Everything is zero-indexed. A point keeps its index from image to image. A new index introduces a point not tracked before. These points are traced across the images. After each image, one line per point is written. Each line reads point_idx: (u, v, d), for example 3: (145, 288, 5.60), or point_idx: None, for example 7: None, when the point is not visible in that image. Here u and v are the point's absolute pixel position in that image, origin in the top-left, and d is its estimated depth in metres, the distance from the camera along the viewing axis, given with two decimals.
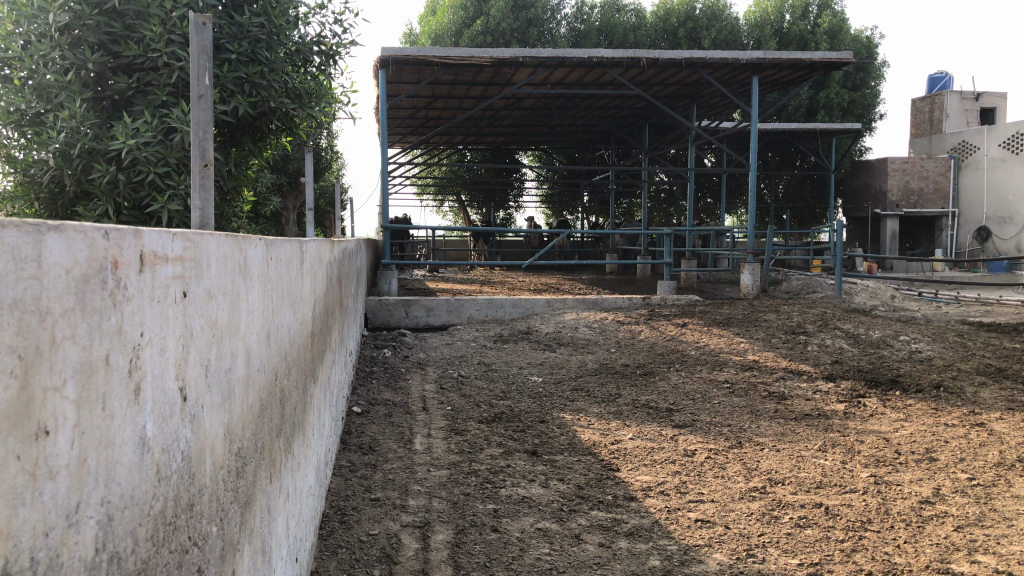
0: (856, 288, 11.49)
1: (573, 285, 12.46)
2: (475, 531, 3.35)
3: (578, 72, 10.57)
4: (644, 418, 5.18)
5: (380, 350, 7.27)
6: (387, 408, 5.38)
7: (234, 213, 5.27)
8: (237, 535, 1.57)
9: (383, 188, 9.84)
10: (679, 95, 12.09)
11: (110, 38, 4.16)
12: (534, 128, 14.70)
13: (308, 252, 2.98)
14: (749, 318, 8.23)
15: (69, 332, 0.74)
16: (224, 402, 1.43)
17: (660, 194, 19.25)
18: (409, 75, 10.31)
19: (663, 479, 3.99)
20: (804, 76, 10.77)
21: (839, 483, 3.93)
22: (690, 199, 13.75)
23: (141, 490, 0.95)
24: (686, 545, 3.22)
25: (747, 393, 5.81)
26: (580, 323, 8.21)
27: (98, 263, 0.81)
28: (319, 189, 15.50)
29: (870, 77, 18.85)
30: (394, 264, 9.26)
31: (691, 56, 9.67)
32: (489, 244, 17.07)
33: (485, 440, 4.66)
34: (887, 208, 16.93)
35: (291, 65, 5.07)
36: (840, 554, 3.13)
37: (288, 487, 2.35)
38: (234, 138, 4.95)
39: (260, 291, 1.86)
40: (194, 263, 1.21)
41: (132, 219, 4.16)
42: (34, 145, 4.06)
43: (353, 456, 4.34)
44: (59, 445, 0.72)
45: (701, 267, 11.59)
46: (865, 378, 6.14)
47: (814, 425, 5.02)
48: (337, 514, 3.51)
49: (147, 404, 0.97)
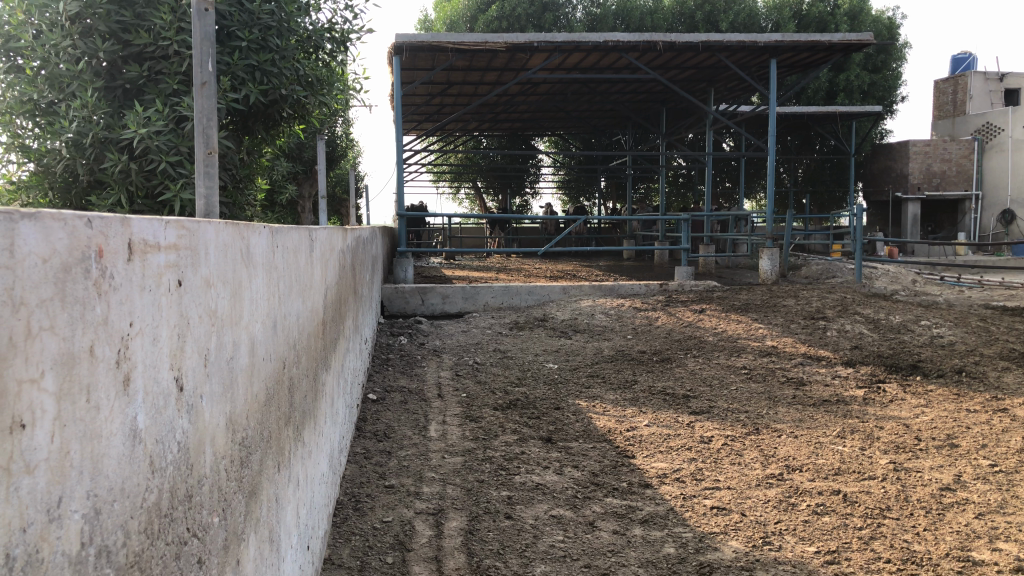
0: (877, 272, 11.38)
1: (590, 271, 12.41)
2: (488, 518, 3.34)
3: (593, 56, 10.49)
4: (660, 404, 5.15)
5: (396, 338, 7.27)
6: (403, 396, 5.38)
7: (248, 202, 5.26)
8: (243, 524, 1.56)
9: (399, 175, 9.82)
10: (696, 79, 11.97)
11: (121, 26, 4.15)
12: (551, 113, 14.62)
13: (318, 240, 2.97)
14: (767, 303, 8.16)
15: (48, 322, 0.72)
16: (226, 392, 1.41)
17: (678, 178, 19.10)
18: (424, 61, 10.26)
19: (679, 466, 3.96)
20: (823, 58, 10.62)
21: (858, 469, 3.89)
22: (708, 184, 13.61)
23: (133, 483, 0.93)
24: (701, 533, 3.19)
25: (765, 378, 5.77)
26: (596, 309, 8.17)
27: (80, 251, 0.79)
28: (335, 177, 15.50)
29: (890, 58, 18.59)
30: (410, 252, 9.24)
31: (708, 40, 9.53)
32: (505, 231, 17.04)
33: (500, 427, 4.64)
34: (908, 192, 16.74)
35: (303, 52, 5.04)
36: (859, 542, 3.09)
37: (299, 475, 2.34)
38: (246, 127, 4.95)
39: (265, 281, 1.85)
40: (191, 251, 1.20)
41: (145, 209, 4.16)
42: (47, 135, 4.08)
43: (368, 443, 4.34)
44: (36, 438, 0.70)
45: (720, 252, 11.48)
46: (885, 364, 6.07)
47: (833, 411, 4.98)
48: (351, 501, 3.51)
49: (138, 395, 0.95)
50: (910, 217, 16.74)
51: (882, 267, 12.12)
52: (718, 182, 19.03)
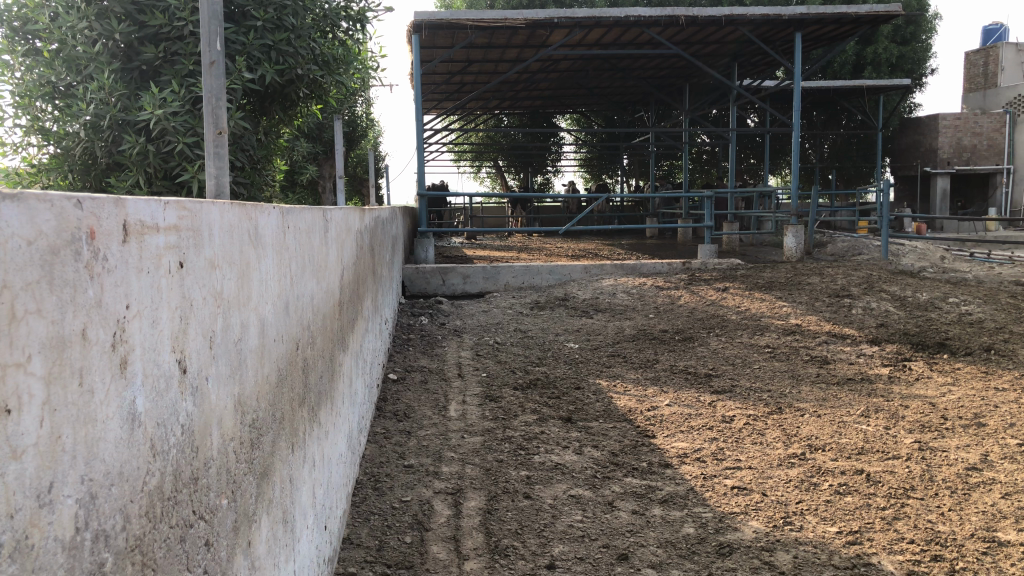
0: (904, 249, 11.22)
1: (613, 250, 12.34)
2: (507, 498, 3.33)
3: (614, 32, 10.38)
4: (681, 383, 5.12)
5: (418, 318, 7.29)
6: (423, 375, 5.40)
7: (267, 183, 5.27)
8: (255, 506, 1.56)
9: (419, 154, 9.80)
10: (719, 54, 11.81)
11: (137, 8, 4.15)
12: (572, 90, 14.51)
13: (333, 221, 2.97)
14: (791, 281, 8.07)
15: (35, 306, 0.71)
16: (234, 373, 1.41)
17: (701, 155, 18.91)
18: (443, 39, 10.20)
19: (700, 446, 3.93)
20: (850, 31, 10.42)
21: (882, 449, 3.84)
22: (733, 160, 13.44)
23: (132, 467, 0.93)
24: (722, 513, 3.17)
25: (789, 356, 5.72)
26: (618, 288, 8.12)
27: (69, 233, 0.77)
28: (356, 157, 15.51)
29: (919, 31, 18.24)
30: (431, 232, 9.23)
31: (731, 14, 9.38)
32: (527, 210, 17.01)
33: (520, 406, 4.64)
34: (937, 167, 16.47)
35: (319, 31, 5.02)
36: (882, 522, 3.05)
37: (315, 455, 2.35)
38: (263, 108, 4.94)
39: (276, 260, 1.84)
40: (192, 232, 1.18)
41: (163, 190, 4.18)
42: (65, 118, 4.11)
43: (388, 423, 4.35)
44: (24, 423, 0.69)
45: (744, 230, 11.36)
46: (911, 342, 5.99)
47: (857, 389, 4.92)
48: (371, 480, 3.53)
49: (137, 377, 0.94)
50: (939, 191, 16.56)
51: (909, 243, 11.94)
52: (742, 159, 18.82)
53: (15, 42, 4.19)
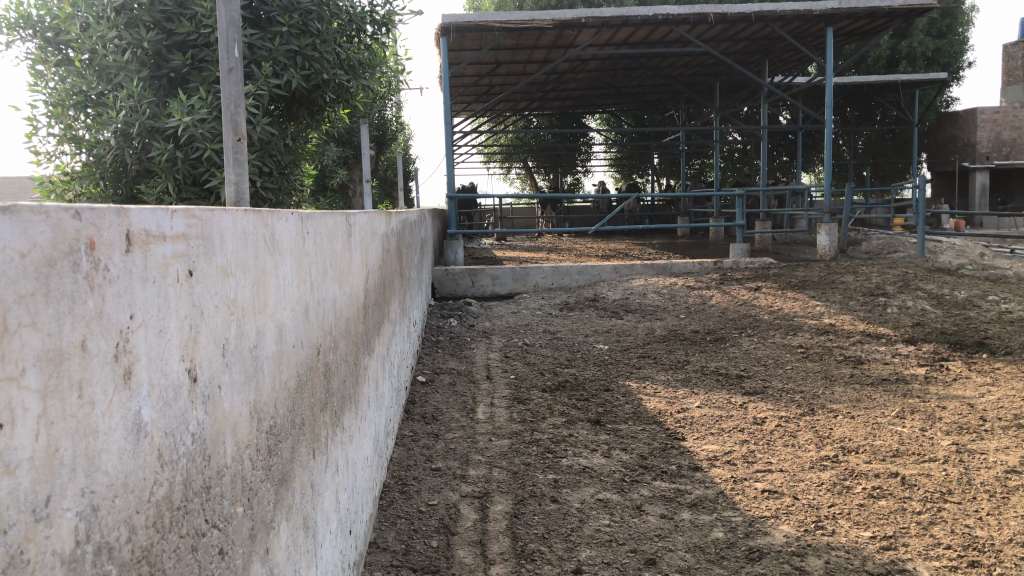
0: (942, 246, 11.01)
1: (644, 250, 12.25)
2: (534, 501, 3.31)
3: (643, 31, 10.30)
4: (712, 385, 5.06)
5: (447, 320, 7.28)
6: (452, 377, 5.39)
7: (295, 187, 5.30)
8: (272, 514, 1.55)
9: (448, 156, 9.81)
10: (750, 51, 11.68)
11: (165, 16, 4.19)
12: (602, 90, 14.45)
13: (357, 224, 2.97)
14: (824, 280, 7.94)
15: (29, 318, 0.71)
16: (249, 381, 1.40)
17: (733, 153, 18.74)
18: (471, 41, 10.21)
19: (730, 448, 3.88)
20: (883, 25, 10.25)
21: (917, 451, 3.76)
22: (765, 158, 13.27)
23: (138, 477, 0.92)
24: (752, 517, 3.11)
25: (822, 357, 5.62)
26: (648, 288, 8.06)
27: (66, 245, 0.78)
28: (386, 161, 15.58)
29: (956, 23, 17.93)
30: (460, 234, 9.23)
31: (761, 9, 9.26)
32: (557, 211, 16.97)
33: (548, 409, 4.61)
34: (976, 161, 16.16)
35: (345, 36, 5.05)
36: (917, 527, 2.98)
37: (338, 460, 2.34)
38: (291, 113, 4.97)
39: (295, 267, 1.83)
40: (202, 240, 1.18)
41: (192, 197, 4.23)
42: (97, 126, 4.18)
43: (416, 426, 4.35)
44: (18, 437, 0.69)
45: (776, 228, 11.21)
46: (949, 341, 5.86)
47: (892, 390, 4.82)
48: (398, 484, 3.52)
49: (143, 388, 0.94)
50: (977, 187, 16.45)
51: (947, 240, 11.70)
52: (774, 156, 18.63)
53: (48, 52, 4.29)
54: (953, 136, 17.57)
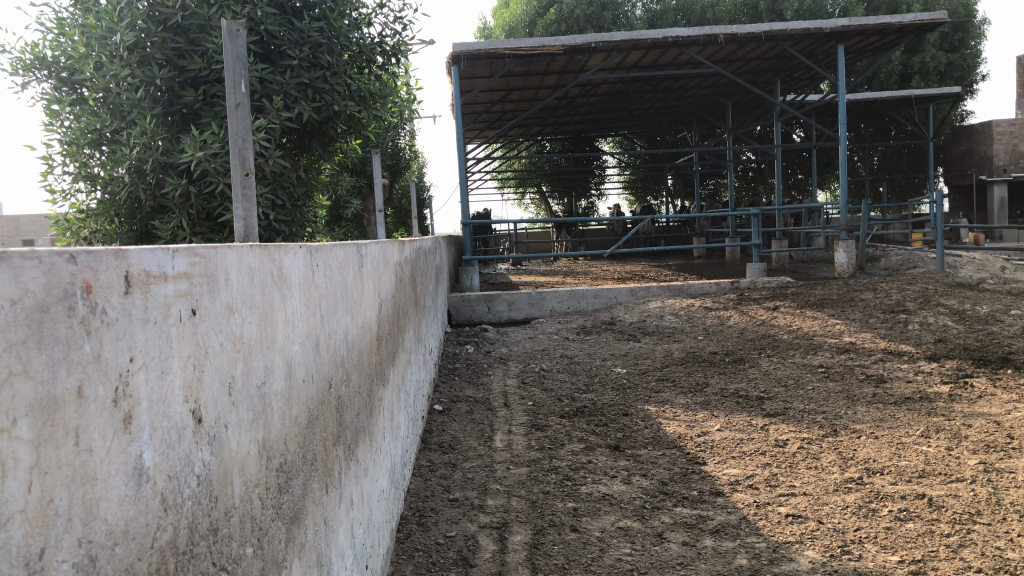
0: (962, 261, 10.89)
1: (660, 272, 12.18)
2: (553, 531, 3.26)
3: (652, 53, 10.34)
4: (733, 407, 4.99)
5: (463, 347, 7.26)
6: (469, 405, 5.36)
7: (309, 219, 5.32)
8: (283, 553, 1.52)
9: (463, 183, 9.83)
10: (762, 70, 11.68)
11: (177, 53, 4.25)
12: (614, 113, 14.49)
13: (369, 255, 2.96)
14: (844, 297, 7.86)
15: (20, 366, 0.71)
16: (256, 420, 1.38)
17: (748, 172, 18.69)
18: (482, 69, 10.29)
19: (752, 472, 3.81)
20: (894, 41, 10.23)
21: (943, 471, 3.68)
22: (781, 176, 13.17)
23: (140, 524, 0.90)
24: (776, 543, 3.05)
25: (843, 376, 5.54)
26: (665, 310, 8.00)
27: (60, 289, 0.77)
28: (400, 190, 15.64)
29: (968, 37, 17.91)
30: (475, 260, 9.21)
31: (771, 29, 9.25)
32: (572, 235, 16.96)
33: (567, 435, 4.56)
34: (993, 175, 16.04)
35: (355, 67, 5.11)
36: (946, 551, 2.90)
37: (353, 494, 2.31)
38: (303, 146, 5.02)
39: (304, 302, 1.82)
40: (206, 278, 1.17)
41: (206, 232, 4.28)
42: (111, 163, 4.24)
43: (433, 455, 4.31)
44: (8, 490, 0.68)
45: (793, 246, 11.11)
46: (973, 357, 5.77)
47: (916, 409, 4.73)
48: (415, 515, 3.48)
49: (144, 432, 0.92)
50: (996, 200, 16.33)
51: (967, 254, 11.57)
52: (789, 174, 18.57)
53: (63, 92, 4.37)
54: (969, 149, 17.47)
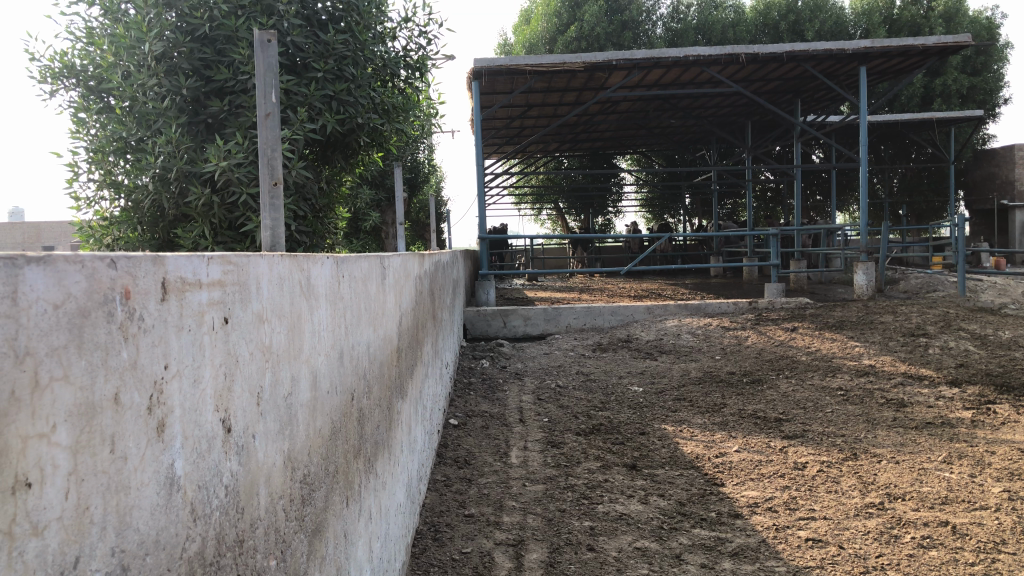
0: (981, 285, 10.80)
1: (675, 290, 12.13)
2: (570, 550, 3.22)
3: (673, 71, 10.32)
4: (750, 428, 4.93)
5: (478, 361, 7.25)
6: (484, 420, 5.33)
7: (329, 230, 5.35)
8: (305, 565, 1.50)
9: (481, 197, 9.82)
10: (782, 90, 11.67)
11: (203, 63, 4.31)
12: (633, 131, 14.45)
13: (392, 267, 2.96)
14: (863, 320, 7.79)
15: (61, 372, 0.70)
16: (283, 430, 1.37)
17: (766, 192, 18.63)
18: (503, 84, 10.31)
19: (771, 495, 3.76)
20: (917, 62, 10.17)
21: (967, 499, 3.62)
22: (800, 197, 13.04)
23: (169, 534, 0.89)
24: (796, 567, 3.00)
25: (863, 400, 5.47)
26: (683, 329, 7.93)
27: (100, 294, 0.76)
28: (417, 204, 15.68)
29: (990, 60, 17.86)
30: (492, 275, 9.19)
31: (793, 49, 9.25)
32: (588, 252, 16.93)
33: (583, 453, 4.52)
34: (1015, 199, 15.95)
35: (379, 81, 5.14)
36: None
37: (371, 508, 2.29)
38: (326, 156, 5.07)
39: (330, 312, 1.81)
40: (239, 286, 1.16)
41: (227, 240, 4.31)
42: (135, 171, 4.27)
43: (449, 469, 4.30)
44: (45, 497, 0.67)
45: (811, 268, 11.01)
46: (994, 383, 5.70)
47: (938, 434, 4.67)
48: (430, 530, 3.46)
49: (176, 441, 0.91)
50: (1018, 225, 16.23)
51: (987, 279, 11.43)
52: (807, 195, 18.50)
53: (91, 100, 4.42)
54: (991, 173, 17.37)
